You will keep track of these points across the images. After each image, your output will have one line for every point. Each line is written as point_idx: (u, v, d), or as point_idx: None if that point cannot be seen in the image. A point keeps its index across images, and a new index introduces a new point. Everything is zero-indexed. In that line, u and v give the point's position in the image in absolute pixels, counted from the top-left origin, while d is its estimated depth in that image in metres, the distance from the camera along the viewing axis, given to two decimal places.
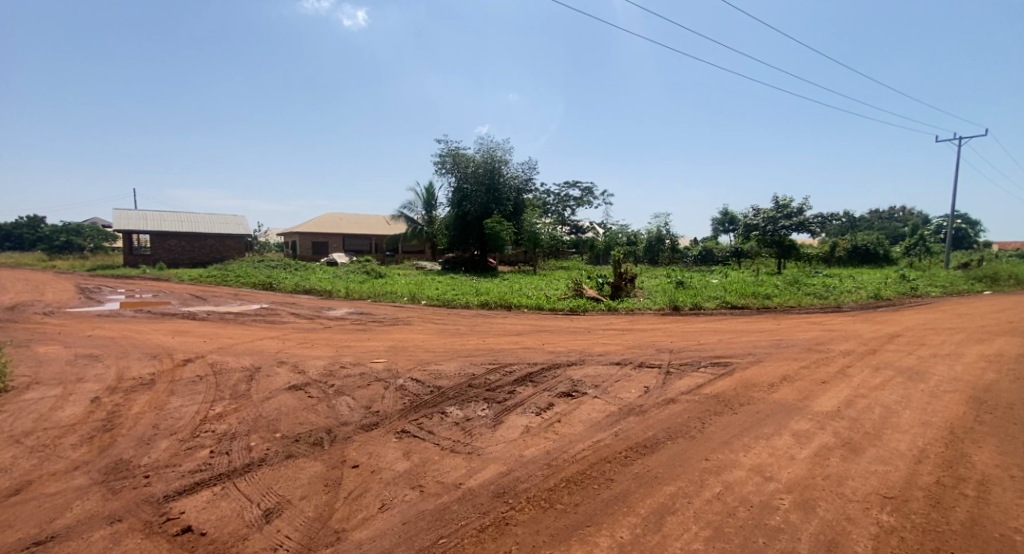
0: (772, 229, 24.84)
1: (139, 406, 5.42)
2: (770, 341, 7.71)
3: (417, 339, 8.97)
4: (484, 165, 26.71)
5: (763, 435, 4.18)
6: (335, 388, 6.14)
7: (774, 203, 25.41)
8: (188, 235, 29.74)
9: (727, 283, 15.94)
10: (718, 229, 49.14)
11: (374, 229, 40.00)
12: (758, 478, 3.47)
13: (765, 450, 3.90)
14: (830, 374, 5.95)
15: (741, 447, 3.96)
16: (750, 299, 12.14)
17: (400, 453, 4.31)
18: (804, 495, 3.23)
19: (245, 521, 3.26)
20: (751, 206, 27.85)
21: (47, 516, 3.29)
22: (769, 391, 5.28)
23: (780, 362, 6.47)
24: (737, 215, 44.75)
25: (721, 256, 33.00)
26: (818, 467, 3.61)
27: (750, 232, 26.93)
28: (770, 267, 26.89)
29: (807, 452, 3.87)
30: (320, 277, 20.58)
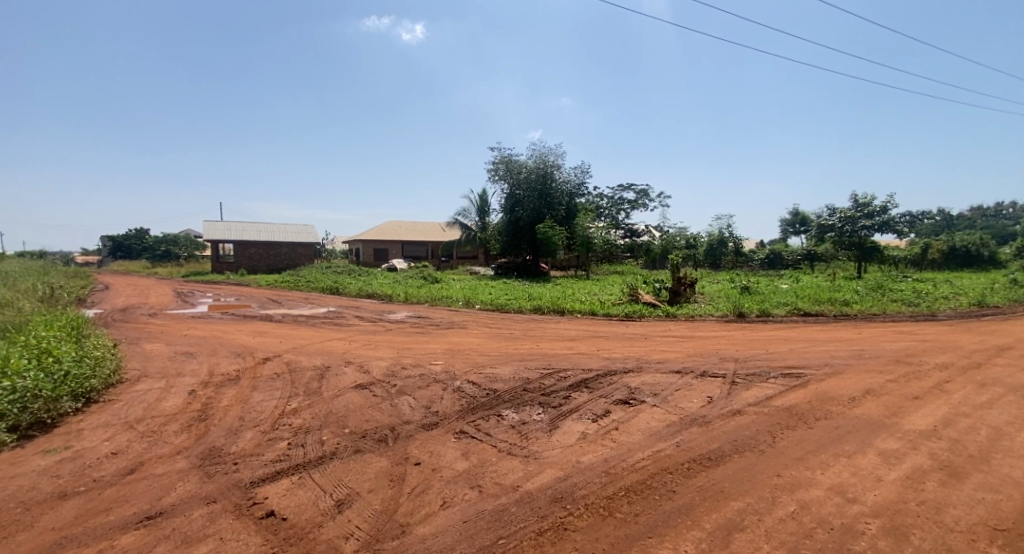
0: (851, 230, 23.20)
1: (228, 399, 5.92)
2: (849, 352, 7.22)
3: (472, 343, 9.16)
4: (536, 171, 26.83)
5: (844, 452, 3.95)
6: (398, 388, 6.41)
7: (853, 202, 23.74)
8: (266, 245, 31.97)
9: (801, 289, 15.04)
10: (789, 231, 46.71)
11: (431, 236, 41.11)
12: (838, 499, 3.28)
13: (847, 469, 3.68)
14: (925, 389, 5.49)
15: (818, 464, 3.76)
16: (825, 305, 11.44)
17: (459, 453, 4.45)
18: (894, 521, 3.03)
19: (320, 510, 3.49)
20: (828, 206, 26.04)
21: (154, 495, 3.68)
22: (849, 406, 4.96)
23: (862, 374, 6.05)
24: (810, 215, 42.33)
25: (790, 259, 30.86)
26: (911, 492, 3.36)
27: (825, 233, 25.30)
28: (851, 272, 25.08)
29: (896, 474, 3.60)
30: (382, 282, 21.58)
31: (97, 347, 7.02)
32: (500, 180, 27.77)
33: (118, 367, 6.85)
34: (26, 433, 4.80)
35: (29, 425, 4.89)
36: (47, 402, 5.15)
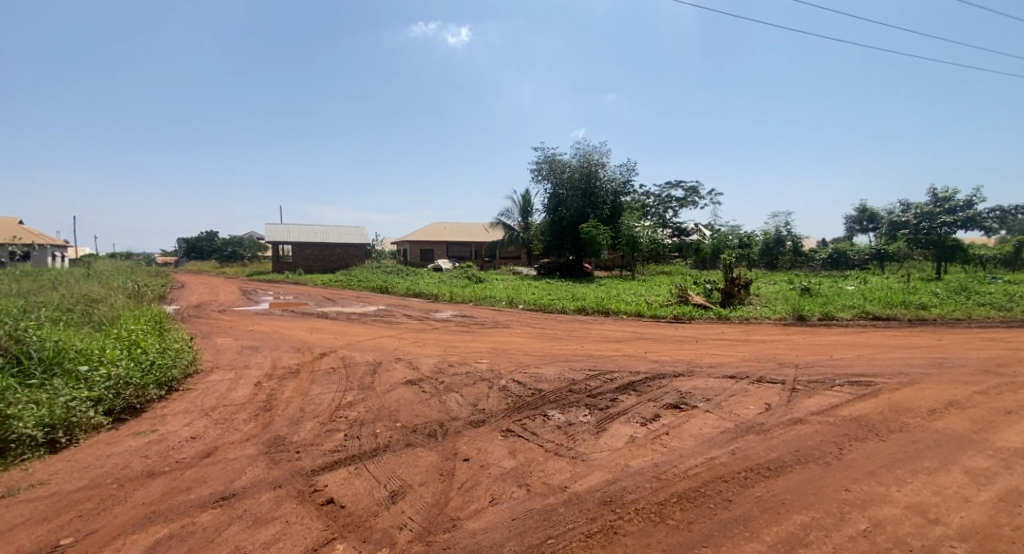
0: (929, 227, 21.70)
1: (289, 391, 6.25)
2: (927, 360, 6.73)
3: (517, 342, 9.20)
4: (580, 170, 26.60)
5: (924, 469, 3.70)
6: (445, 385, 6.54)
7: (932, 196, 22.27)
8: (321, 246, 33.40)
9: (870, 291, 14.15)
10: (856, 229, 44.30)
11: (475, 236, 41.59)
12: (917, 519, 3.08)
13: (927, 487, 3.45)
14: (1019, 404, 5.04)
15: (892, 480, 3.54)
16: (897, 308, 10.72)
17: (506, 451, 4.49)
18: (984, 547, 2.81)
19: (375, 499, 3.63)
20: (904, 202, 24.49)
21: (227, 478, 3.94)
22: (929, 419, 4.63)
23: (943, 385, 5.63)
24: (880, 212, 39.94)
25: (856, 259, 28.97)
26: (1004, 515, 3.10)
27: (902, 231, 24.04)
28: (928, 271, 23.41)
29: (986, 495, 3.34)
30: (428, 282, 22.09)
31: (177, 340, 7.60)
32: (544, 180, 27.72)
33: (195, 359, 7.39)
34: (119, 416, 5.29)
35: (121, 409, 5.37)
36: (137, 389, 5.64)
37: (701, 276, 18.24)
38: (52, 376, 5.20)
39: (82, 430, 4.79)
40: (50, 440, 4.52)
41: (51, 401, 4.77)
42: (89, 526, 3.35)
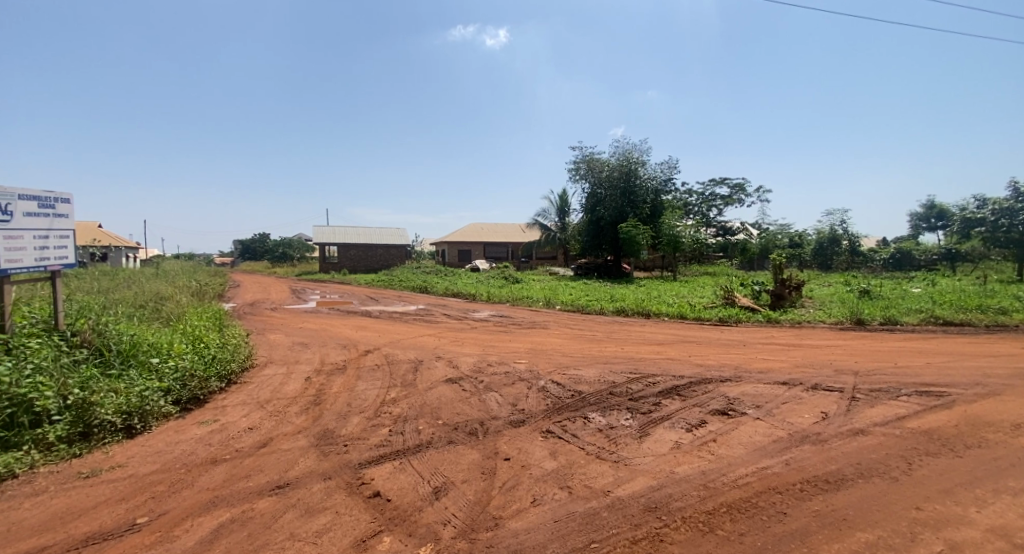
0: (1009, 224, 20.21)
1: (337, 387, 6.45)
2: (1006, 370, 6.22)
3: (555, 343, 9.15)
4: (619, 169, 26.17)
5: (1007, 489, 3.41)
6: (485, 384, 6.58)
7: (1012, 191, 20.69)
8: (364, 247, 34.33)
9: (937, 293, 13.24)
10: (920, 226, 41.84)
11: (512, 237, 41.69)
12: (999, 544, 2.84)
13: (1011, 509, 3.18)
14: None
15: (970, 500, 3.29)
16: (969, 313, 9.99)
17: (547, 452, 4.47)
18: None
19: (420, 495, 3.72)
20: (979, 197, 22.85)
21: (281, 468, 4.14)
22: (1010, 435, 4.28)
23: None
24: (949, 208, 37.54)
25: (923, 259, 27.37)
26: None
27: (980, 227, 22.34)
28: (1006, 271, 21.76)
29: None
30: (466, 282, 22.37)
31: (235, 335, 7.99)
32: (582, 180, 27.45)
33: (251, 353, 7.75)
34: (186, 406, 5.61)
35: (188, 399, 5.70)
36: (201, 381, 5.96)
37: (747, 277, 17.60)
38: (128, 367, 5.57)
39: (155, 417, 5.11)
40: (128, 426, 4.84)
41: (128, 390, 5.11)
42: (161, 507, 3.58)
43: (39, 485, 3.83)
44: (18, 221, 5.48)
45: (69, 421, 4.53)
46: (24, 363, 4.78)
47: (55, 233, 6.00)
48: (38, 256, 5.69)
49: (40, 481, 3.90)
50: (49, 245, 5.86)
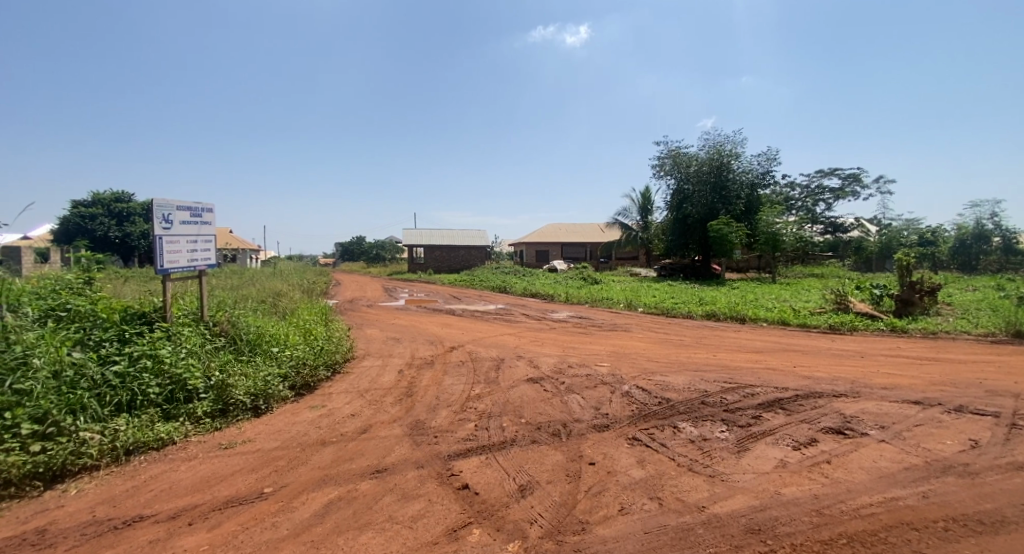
0: None
1: (425, 380, 6.70)
2: None
3: (639, 347, 8.82)
4: (709, 163, 24.72)
5: None
6: (567, 386, 6.48)
7: None
8: (448, 247, 35.51)
9: None
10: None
11: (592, 237, 41.04)
12: None
13: None
14: None
15: None
16: None
17: (634, 460, 4.28)
18: None
19: (506, 492, 3.74)
20: None
21: (379, 454, 4.39)
22: None
23: None
24: None
25: None
26: None
27: None
28: None
29: None
30: (544, 282, 22.40)
31: (337, 328, 8.58)
32: (667, 176, 26.31)
33: (351, 345, 8.28)
34: (300, 391, 6.11)
35: (302, 386, 6.21)
36: (312, 369, 6.45)
37: (865, 280, 15.81)
38: (255, 355, 6.19)
39: (276, 400, 5.62)
40: (255, 406, 5.38)
41: (256, 374, 5.67)
42: (282, 480, 3.93)
43: (191, 452, 4.36)
44: (178, 228, 6.35)
45: (212, 398, 5.10)
46: (180, 347, 5.45)
47: (204, 239, 6.86)
48: (190, 258, 6.52)
49: (191, 449, 4.43)
50: (199, 250, 6.71)
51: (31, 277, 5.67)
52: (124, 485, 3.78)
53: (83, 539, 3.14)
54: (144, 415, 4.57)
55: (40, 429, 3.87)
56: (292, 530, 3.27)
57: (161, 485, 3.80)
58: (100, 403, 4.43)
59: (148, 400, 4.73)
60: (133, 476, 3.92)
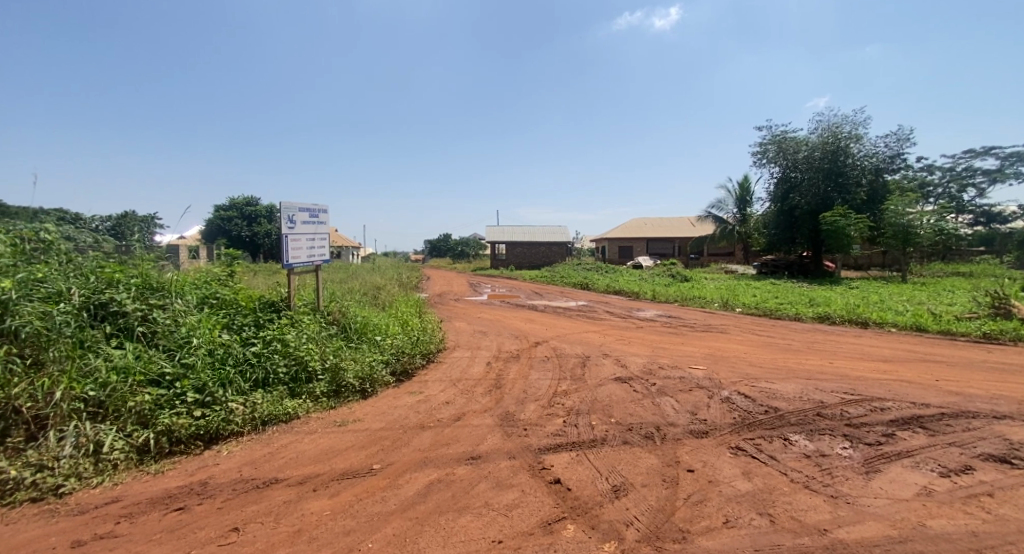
0: None
1: (513, 373, 6.76)
2: None
3: (738, 350, 8.22)
4: (823, 147, 22.40)
5: None
6: (658, 387, 6.20)
7: None
8: (529, 244, 35.86)
9: None
10: None
11: (681, 231, 39.07)
12: None
13: None
14: None
15: None
16: None
17: (739, 471, 3.96)
18: None
19: (599, 490, 3.65)
20: None
21: (473, 441, 4.49)
22: None
23: None
24: None
25: None
26: None
27: None
28: None
29: None
30: (628, 279, 21.75)
31: (430, 320, 8.93)
32: (771, 163, 24.25)
33: (442, 337, 8.58)
34: (401, 377, 6.45)
35: (402, 372, 6.55)
36: (410, 357, 6.79)
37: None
38: (361, 342, 6.63)
39: (380, 384, 5.98)
40: (363, 389, 5.76)
41: (363, 360, 6.07)
42: (388, 458, 4.16)
43: (312, 426, 4.77)
44: (299, 228, 6.96)
45: (328, 379, 5.54)
46: (302, 332, 5.99)
47: (321, 238, 7.46)
48: (309, 254, 7.13)
49: (313, 423, 4.84)
50: (316, 247, 7.31)
51: (186, 268, 6.52)
52: (262, 451, 4.22)
53: (233, 494, 3.53)
54: (275, 391, 5.07)
55: (200, 397, 4.45)
56: (399, 506, 3.43)
57: (290, 453, 4.19)
58: (243, 378, 4.99)
59: (278, 378, 5.25)
60: (269, 444, 4.36)
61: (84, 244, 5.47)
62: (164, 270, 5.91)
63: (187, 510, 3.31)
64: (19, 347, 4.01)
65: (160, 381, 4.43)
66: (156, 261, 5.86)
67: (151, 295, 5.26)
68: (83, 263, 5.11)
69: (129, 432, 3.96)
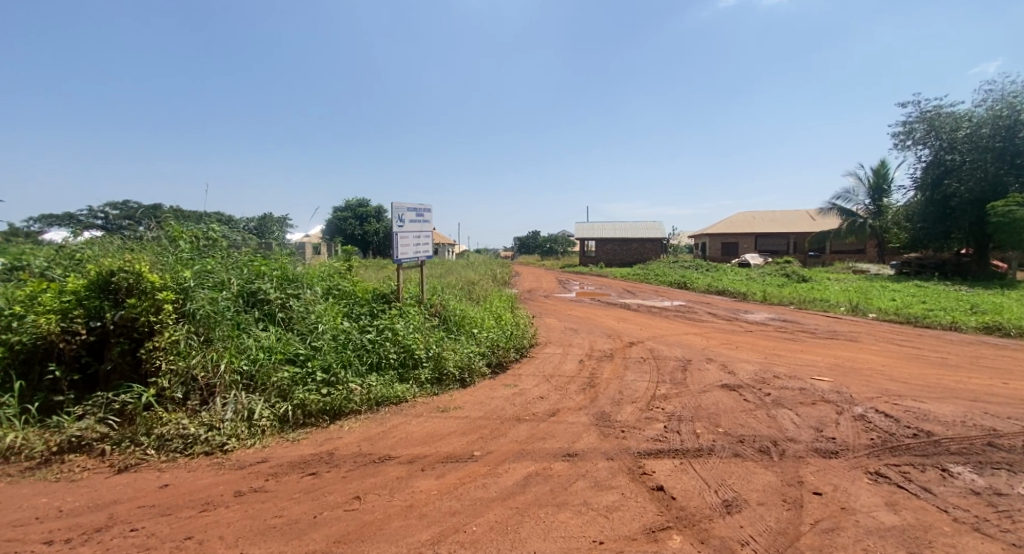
0: None
1: (607, 373, 6.56)
2: None
3: (872, 361, 7.23)
4: (994, 123, 18.99)
5: None
6: (773, 398, 5.64)
7: None
8: (621, 240, 34.93)
9: None
10: None
11: (799, 226, 35.58)
12: None
13: None
14: None
15: None
16: None
17: (881, 501, 3.45)
18: None
19: (707, 503, 3.38)
20: None
21: (569, 438, 4.41)
22: None
23: None
24: None
25: None
26: None
27: None
28: None
29: None
30: (732, 278, 20.24)
31: (521, 315, 8.96)
32: (920, 144, 21.12)
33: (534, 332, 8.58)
34: (496, 370, 6.53)
35: (497, 365, 6.63)
36: (505, 350, 6.86)
37: None
38: (460, 333, 6.83)
39: (478, 375, 6.10)
40: (462, 379, 5.91)
41: (463, 350, 6.25)
42: (487, 447, 4.22)
43: (418, 410, 4.99)
44: (408, 226, 7.35)
45: (431, 367, 5.76)
46: (408, 323, 6.31)
47: (425, 238, 7.77)
48: (415, 251, 7.49)
49: (418, 407, 5.06)
50: (421, 245, 7.65)
51: (312, 263, 7.19)
52: (376, 429, 4.49)
53: (354, 465, 3.79)
54: (386, 375, 5.38)
55: (326, 377, 4.86)
56: (500, 494, 3.45)
57: (399, 433, 4.41)
58: (360, 362, 5.38)
59: (389, 363, 5.56)
60: (382, 423, 4.62)
61: (239, 239, 6.23)
62: (296, 264, 6.58)
63: (318, 476, 3.61)
64: (196, 326, 4.62)
65: (295, 360, 4.92)
66: (290, 256, 6.56)
67: (288, 286, 5.89)
68: (237, 257, 5.84)
69: (273, 403, 4.43)
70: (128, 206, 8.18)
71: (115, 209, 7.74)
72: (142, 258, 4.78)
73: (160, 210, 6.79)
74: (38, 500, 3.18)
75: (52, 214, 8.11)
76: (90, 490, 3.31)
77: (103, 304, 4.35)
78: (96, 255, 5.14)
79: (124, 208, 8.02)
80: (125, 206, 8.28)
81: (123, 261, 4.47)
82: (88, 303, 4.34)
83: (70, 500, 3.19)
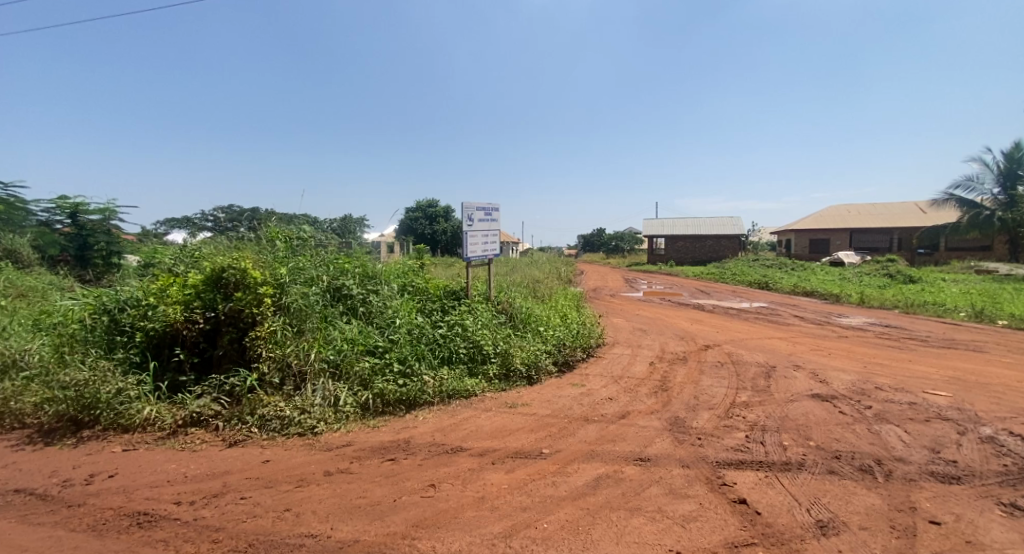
0: None
1: (681, 377, 6.20)
2: None
3: (1000, 376, 6.27)
4: None
5: None
6: (875, 412, 5.05)
7: None
8: (694, 238, 33.31)
9: None
10: None
11: (905, 221, 32.10)
12: None
13: None
14: None
15: None
16: None
17: (1019, 538, 2.93)
18: None
19: (799, 522, 3.04)
20: None
21: (640, 442, 4.18)
22: None
23: None
24: None
25: None
26: None
27: None
28: None
29: None
30: (822, 278, 18.60)
31: (587, 314, 8.74)
32: None
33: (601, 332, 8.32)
34: (562, 368, 6.40)
35: (563, 363, 6.49)
36: (572, 349, 6.70)
37: None
38: (526, 330, 6.77)
39: (545, 373, 6.01)
40: (529, 376, 5.84)
41: (530, 348, 6.18)
42: (554, 445, 4.10)
43: (486, 404, 4.96)
44: (477, 225, 7.40)
45: (500, 362, 5.73)
46: (477, 318, 6.34)
47: (494, 236, 7.77)
48: (483, 249, 7.51)
49: (486, 402, 5.04)
50: (489, 244, 7.66)
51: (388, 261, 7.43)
52: (448, 421, 4.50)
53: (429, 455, 3.81)
54: (457, 369, 5.43)
55: (403, 368, 4.97)
56: (569, 493, 3.33)
57: (469, 426, 4.40)
58: (433, 355, 5.46)
59: (459, 357, 5.60)
60: (452, 415, 4.64)
61: (326, 238, 6.53)
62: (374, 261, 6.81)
63: (397, 462, 3.68)
64: (290, 318, 4.89)
65: (375, 351, 5.07)
66: (368, 255, 6.80)
67: (369, 282, 6.12)
68: (325, 256, 6.13)
69: (355, 391, 4.59)
70: (230, 209, 8.91)
71: (221, 213, 8.47)
72: (247, 257, 5.13)
73: (259, 214, 7.32)
74: (170, 466, 3.48)
75: (175, 218, 9.08)
76: (210, 460, 3.58)
77: (217, 297, 4.67)
78: (209, 254, 5.58)
79: (228, 212, 8.74)
80: (228, 211, 9.03)
81: (231, 259, 4.77)
82: (205, 296, 4.68)
83: (194, 467, 3.46)
